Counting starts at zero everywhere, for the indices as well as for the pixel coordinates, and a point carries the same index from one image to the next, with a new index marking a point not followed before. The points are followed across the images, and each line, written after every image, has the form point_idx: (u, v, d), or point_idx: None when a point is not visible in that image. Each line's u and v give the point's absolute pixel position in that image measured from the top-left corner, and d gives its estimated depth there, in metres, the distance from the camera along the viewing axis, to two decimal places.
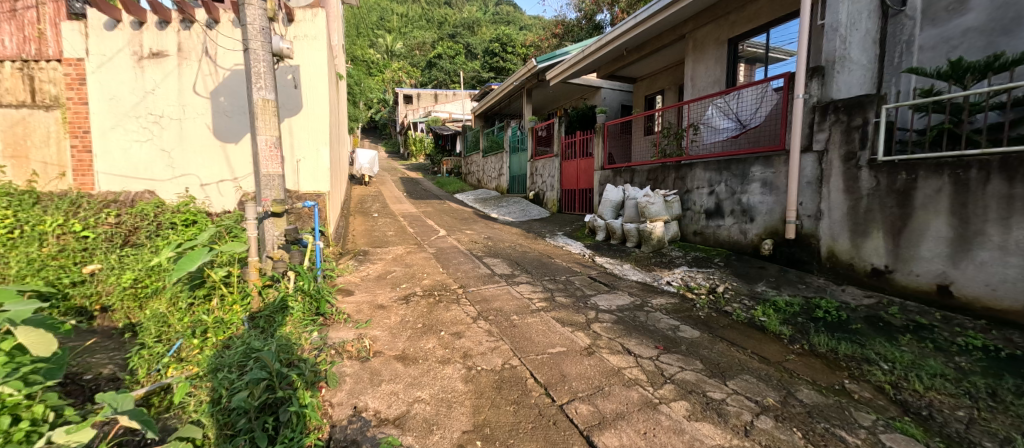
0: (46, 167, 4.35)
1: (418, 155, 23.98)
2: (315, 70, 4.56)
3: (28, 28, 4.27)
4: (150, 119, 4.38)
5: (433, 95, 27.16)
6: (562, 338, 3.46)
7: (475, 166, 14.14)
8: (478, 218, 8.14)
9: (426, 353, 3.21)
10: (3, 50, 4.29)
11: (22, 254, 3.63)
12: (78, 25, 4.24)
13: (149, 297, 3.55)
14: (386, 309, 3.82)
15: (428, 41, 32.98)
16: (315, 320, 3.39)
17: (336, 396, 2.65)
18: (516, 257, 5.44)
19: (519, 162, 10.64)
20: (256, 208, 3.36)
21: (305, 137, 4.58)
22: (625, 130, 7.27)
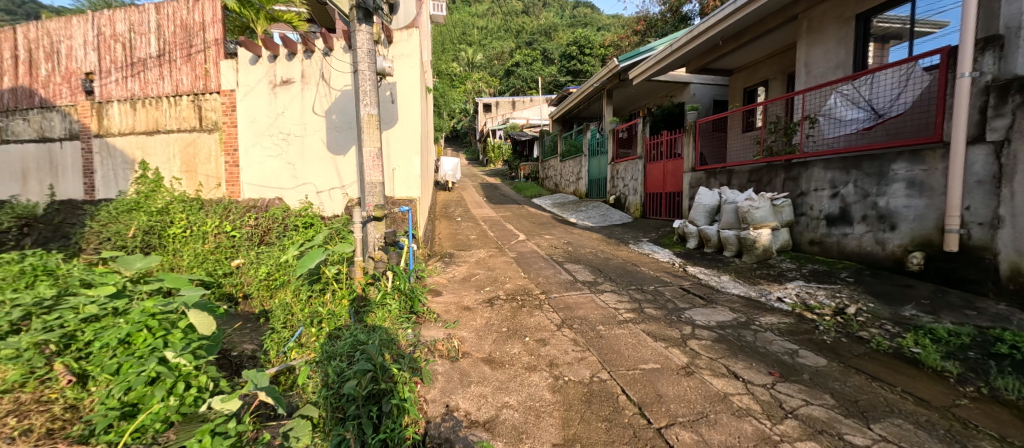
0: (209, 179, 5.34)
1: (497, 161, 24.54)
2: (409, 84, 4.86)
3: (199, 68, 5.31)
4: (280, 137, 5.10)
5: (511, 103, 27.37)
6: (656, 354, 3.22)
7: (552, 170, 13.99)
8: (557, 223, 8.01)
9: (511, 358, 3.22)
10: (181, 87, 5.37)
11: (192, 249, 4.53)
12: (231, 63, 5.14)
13: (279, 287, 4.11)
14: (473, 311, 3.91)
15: (506, 50, 33.88)
16: (409, 318, 3.62)
17: (430, 393, 2.80)
18: (599, 263, 5.22)
19: (598, 165, 10.30)
20: (361, 213, 3.72)
21: (400, 148, 4.92)
22: (721, 128, 6.62)
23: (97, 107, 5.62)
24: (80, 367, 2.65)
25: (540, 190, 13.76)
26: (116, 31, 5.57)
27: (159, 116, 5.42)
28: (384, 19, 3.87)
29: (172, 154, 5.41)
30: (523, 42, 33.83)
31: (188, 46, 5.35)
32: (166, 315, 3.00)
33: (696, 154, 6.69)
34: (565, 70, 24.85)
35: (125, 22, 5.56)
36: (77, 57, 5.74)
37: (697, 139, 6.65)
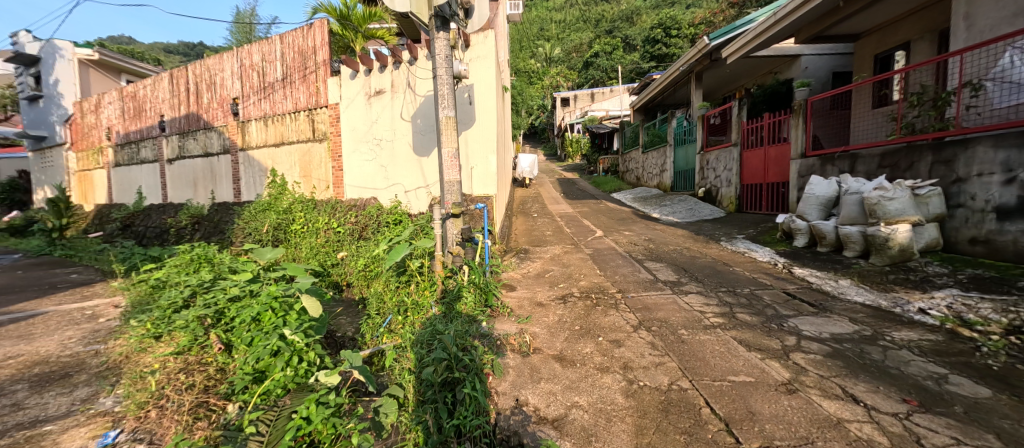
0: (321, 182, 6.12)
1: (576, 156, 23.27)
2: (485, 85, 5.00)
3: (312, 87, 6.12)
4: (375, 143, 5.63)
5: (590, 95, 26.04)
6: (749, 365, 2.82)
7: (633, 162, 13.09)
8: (638, 218, 7.54)
9: (583, 357, 3.10)
10: (299, 103, 6.25)
11: (307, 241, 5.30)
12: (336, 80, 5.84)
13: (373, 278, 4.53)
14: (545, 307, 3.87)
15: (585, 41, 32.90)
16: (482, 312, 3.72)
17: (500, 385, 2.82)
18: (683, 262, 4.78)
19: (684, 155, 9.51)
20: (440, 210, 3.91)
21: (477, 148, 5.08)
22: (841, 105, 5.59)
23: (240, 125, 6.93)
24: (225, 336, 3.19)
25: (620, 183, 12.98)
26: (253, 62, 6.74)
27: (283, 130, 6.41)
28: (458, 24, 4.00)
29: (293, 162, 6.36)
30: (602, 31, 32.51)
31: (303, 68, 6.19)
32: (288, 297, 3.40)
33: (807, 137, 5.72)
34: (648, 55, 23.34)
35: (259, 53, 6.70)
36: (227, 86, 7.15)
37: (809, 119, 5.66)
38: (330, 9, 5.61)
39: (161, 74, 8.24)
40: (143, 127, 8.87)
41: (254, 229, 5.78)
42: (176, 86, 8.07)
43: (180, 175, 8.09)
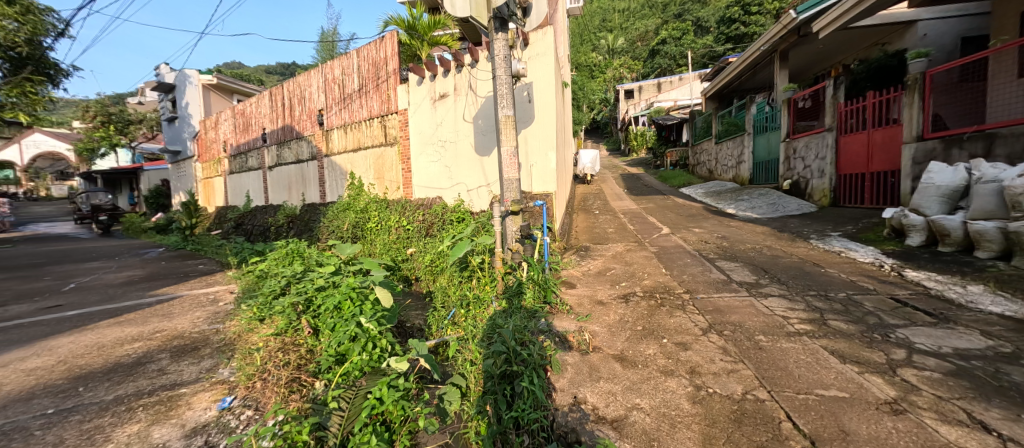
0: (392, 184, 6.57)
1: (640, 150, 21.71)
2: (544, 83, 4.96)
3: (384, 95, 6.56)
4: (440, 145, 5.87)
5: (656, 85, 24.77)
6: (843, 380, 2.41)
7: (704, 154, 12.10)
8: (711, 215, 6.93)
9: (646, 359, 2.87)
10: (374, 111, 6.74)
11: (382, 238, 5.67)
12: (405, 87, 6.20)
13: (438, 273, 4.66)
14: (606, 306, 3.70)
15: (652, 28, 31.14)
16: (542, 307, 3.66)
17: (558, 382, 2.71)
18: (763, 262, 4.30)
19: (765, 143, 8.63)
20: (498, 207, 3.89)
21: (537, 144, 5.05)
22: (974, 76, 4.66)
23: (325, 133, 7.75)
24: (314, 320, 3.32)
25: (689, 177, 12.02)
26: (335, 75, 7.47)
27: (361, 136, 7.00)
28: (518, 23, 3.97)
29: (369, 165, 6.93)
30: (671, 15, 30.48)
31: (377, 78, 6.65)
32: (363, 288, 3.49)
33: (925, 116, 4.95)
34: (725, 36, 21.41)
35: (340, 68, 7.39)
36: (314, 99, 8.02)
37: (926, 95, 4.91)
38: (399, 21, 5.96)
39: (263, 92, 9.43)
40: (250, 139, 10.20)
41: (336, 227, 6.50)
42: (274, 102, 9.18)
43: (278, 179, 9.21)
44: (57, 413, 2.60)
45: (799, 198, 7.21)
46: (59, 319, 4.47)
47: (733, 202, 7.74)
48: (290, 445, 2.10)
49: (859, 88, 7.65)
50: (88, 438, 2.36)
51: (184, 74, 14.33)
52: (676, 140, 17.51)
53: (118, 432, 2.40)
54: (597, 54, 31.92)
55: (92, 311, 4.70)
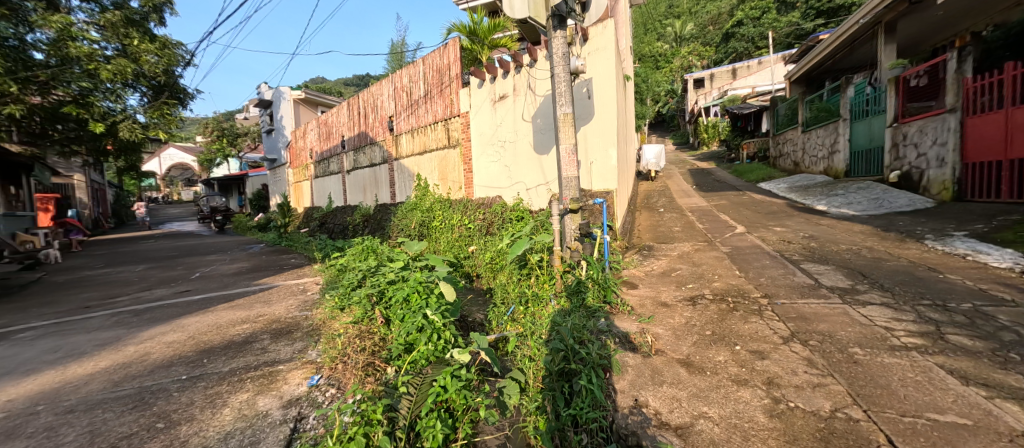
0: (455, 184, 6.79)
1: (712, 142, 20.43)
2: (605, 78, 4.79)
3: (447, 99, 6.75)
4: (500, 145, 5.91)
5: (731, 71, 23.01)
6: (962, 405, 2.05)
7: (787, 145, 11.13)
8: (796, 212, 6.34)
9: (715, 366, 2.64)
10: (438, 115, 6.96)
11: (445, 236, 5.82)
12: (466, 91, 6.34)
13: (499, 270, 4.64)
14: (670, 308, 3.48)
15: (726, 10, 29.04)
16: (602, 307, 3.49)
17: (619, 383, 2.58)
18: (860, 266, 3.83)
19: (866, 130, 7.76)
20: (556, 206, 3.81)
21: (597, 141, 4.90)
22: None
23: (394, 138, 8.16)
24: (386, 311, 3.43)
25: (771, 170, 11.11)
26: (404, 83, 7.84)
27: (426, 140, 7.29)
28: (577, 19, 3.83)
29: (434, 167, 7.20)
30: None
31: (441, 83, 6.87)
32: (429, 283, 3.46)
33: None
34: (813, 12, 19.38)
35: (408, 76, 7.74)
36: (385, 106, 8.49)
37: None
38: (461, 27, 6.08)
39: (342, 103, 10.18)
40: (331, 146, 11.05)
41: (404, 226, 6.79)
42: (351, 111, 9.87)
43: (355, 181, 9.86)
44: (186, 379, 2.92)
45: (910, 192, 6.41)
46: (190, 302, 5.07)
47: (825, 196, 7.03)
48: (366, 423, 2.11)
49: (995, 57, 6.60)
50: (210, 402, 2.62)
51: (278, 91, 15.89)
52: (754, 130, 16.23)
53: (230, 398, 2.64)
54: (662, 43, 30.71)
55: (213, 296, 5.28)
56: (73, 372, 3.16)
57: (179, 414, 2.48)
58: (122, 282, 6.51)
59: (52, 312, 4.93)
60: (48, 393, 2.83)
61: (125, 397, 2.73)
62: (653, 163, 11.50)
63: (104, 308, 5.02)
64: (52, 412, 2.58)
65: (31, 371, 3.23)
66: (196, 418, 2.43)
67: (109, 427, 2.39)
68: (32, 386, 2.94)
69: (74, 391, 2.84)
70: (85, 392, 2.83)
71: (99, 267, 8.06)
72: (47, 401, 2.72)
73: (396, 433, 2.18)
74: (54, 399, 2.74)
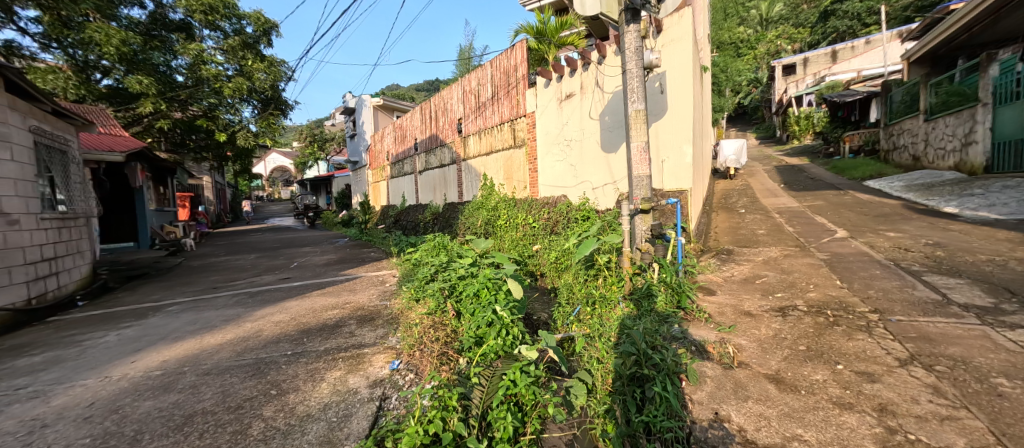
0: (519, 183, 6.83)
1: (805, 136, 18.04)
2: (680, 71, 4.53)
3: (513, 100, 6.79)
4: (566, 144, 5.82)
5: (830, 54, 20.68)
6: None
7: (905, 136, 9.78)
8: (914, 214, 5.55)
9: (811, 385, 2.37)
10: (505, 115, 7.04)
11: (509, 234, 5.84)
12: (533, 91, 6.34)
13: (563, 270, 4.53)
14: (755, 318, 3.18)
15: None
16: (675, 313, 3.28)
17: (695, 394, 2.41)
18: (1003, 281, 3.25)
19: (1016, 116, 6.60)
20: (627, 206, 3.68)
21: (670, 139, 4.65)
22: None
23: (462, 140, 8.40)
24: (457, 304, 3.44)
25: (879, 166, 9.85)
26: (472, 87, 8.02)
27: (492, 141, 7.40)
28: (652, 11, 3.68)
29: (500, 167, 7.29)
30: None
31: (507, 85, 6.93)
32: (498, 279, 3.45)
33: None
34: None
35: (475, 79, 7.91)
36: (454, 109, 8.75)
37: None
38: (529, 29, 6.05)
39: (415, 107, 10.67)
40: (405, 148, 11.63)
41: (471, 224, 6.93)
42: (423, 115, 10.31)
43: (426, 181, 10.26)
44: (292, 354, 3.22)
45: None
46: (290, 287, 5.63)
47: (957, 197, 6.07)
48: (443, 408, 2.18)
49: None
50: (311, 375, 2.87)
51: (360, 100, 17.12)
52: (859, 120, 14.43)
53: (327, 374, 2.87)
54: (743, 28, 28.61)
55: (309, 283, 5.80)
56: (208, 341, 3.64)
57: (288, 384, 2.76)
58: (238, 268, 7.39)
59: (188, 291, 5.74)
60: (190, 357, 3.29)
61: (246, 365, 3.08)
62: (733, 159, 10.63)
63: (226, 289, 5.76)
64: (194, 373, 2.99)
65: (178, 338, 3.77)
66: (300, 389, 2.68)
67: (236, 389, 2.72)
68: (179, 351, 3.44)
69: (209, 357, 3.27)
70: (217, 358, 3.24)
71: (221, 255, 9.25)
72: (190, 363, 3.17)
73: (469, 421, 2.23)
74: (195, 363, 3.18)
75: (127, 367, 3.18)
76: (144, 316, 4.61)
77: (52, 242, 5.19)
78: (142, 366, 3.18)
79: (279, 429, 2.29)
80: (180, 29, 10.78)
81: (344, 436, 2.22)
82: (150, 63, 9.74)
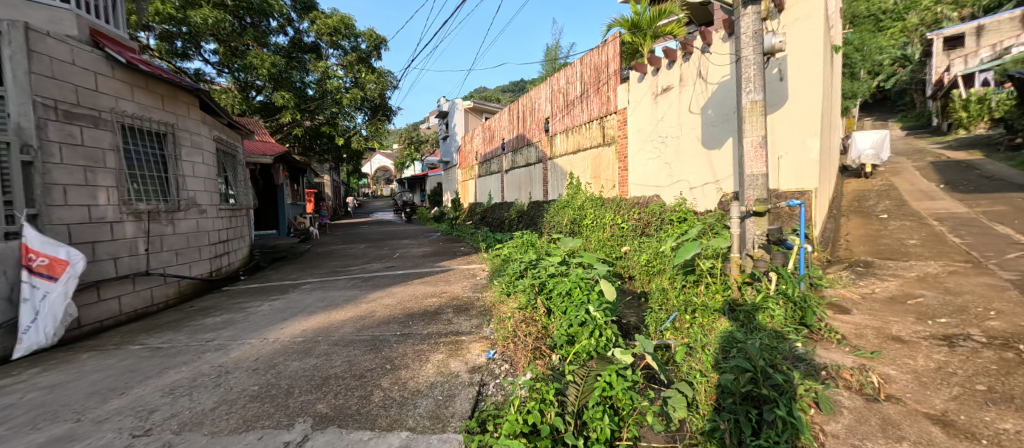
0: (608, 182, 6.61)
1: (978, 124, 14.72)
2: (806, 55, 4.03)
3: (604, 96, 6.60)
4: (660, 141, 5.51)
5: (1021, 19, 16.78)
6: None
7: None
8: None
9: (994, 435, 1.94)
10: (594, 112, 6.87)
11: (596, 235, 5.67)
12: (625, 87, 6.09)
13: (656, 274, 4.27)
14: (907, 344, 2.69)
15: None
16: (796, 330, 2.89)
17: (828, 425, 2.12)
18: None
19: None
20: (739, 208, 3.38)
21: (789, 131, 4.16)
22: None
23: (550, 139, 8.37)
24: (548, 301, 3.39)
25: None
26: (561, 85, 7.97)
27: (580, 139, 7.27)
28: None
29: (587, 166, 7.14)
30: None
31: (598, 82, 6.75)
32: (590, 279, 3.40)
33: None
34: None
35: (564, 77, 7.83)
36: (542, 109, 8.76)
37: None
38: (624, 21, 5.81)
39: (503, 109, 10.89)
40: (493, 148, 11.92)
41: (556, 223, 6.88)
42: (511, 115, 10.48)
43: (513, 180, 10.40)
44: (401, 335, 3.47)
45: None
46: (396, 275, 6.08)
47: None
48: (540, 401, 2.19)
49: None
50: (419, 355, 3.05)
51: (453, 103, 17.95)
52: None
53: (431, 356, 3.03)
54: None
55: (411, 273, 6.21)
56: (335, 316, 4.08)
57: (400, 361, 2.97)
58: (352, 256, 8.17)
59: (316, 273, 6.49)
60: (322, 329, 3.71)
61: (365, 341, 3.38)
62: (870, 154, 9.03)
63: (344, 273, 6.40)
64: (326, 342, 3.37)
65: (312, 312, 4.28)
66: (410, 366, 2.87)
67: (359, 361, 3.00)
68: (314, 323, 3.90)
69: (336, 330, 3.65)
70: (342, 332, 3.60)
71: (338, 244, 10.34)
72: (322, 334, 3.57)
73: (565, 417, 2.19)
74: (326, 334, 3.57)
75: (279, 332, 3.69)
76: (286, 291, 5.32)
77: (225, 228, 6.17)
78: (288, 332, 3.67)
79: (396, 400, 2.48)
80: (312, 50, 12.24)
81: (450, 414, 2.33)
82: (290, 81, 11.34)
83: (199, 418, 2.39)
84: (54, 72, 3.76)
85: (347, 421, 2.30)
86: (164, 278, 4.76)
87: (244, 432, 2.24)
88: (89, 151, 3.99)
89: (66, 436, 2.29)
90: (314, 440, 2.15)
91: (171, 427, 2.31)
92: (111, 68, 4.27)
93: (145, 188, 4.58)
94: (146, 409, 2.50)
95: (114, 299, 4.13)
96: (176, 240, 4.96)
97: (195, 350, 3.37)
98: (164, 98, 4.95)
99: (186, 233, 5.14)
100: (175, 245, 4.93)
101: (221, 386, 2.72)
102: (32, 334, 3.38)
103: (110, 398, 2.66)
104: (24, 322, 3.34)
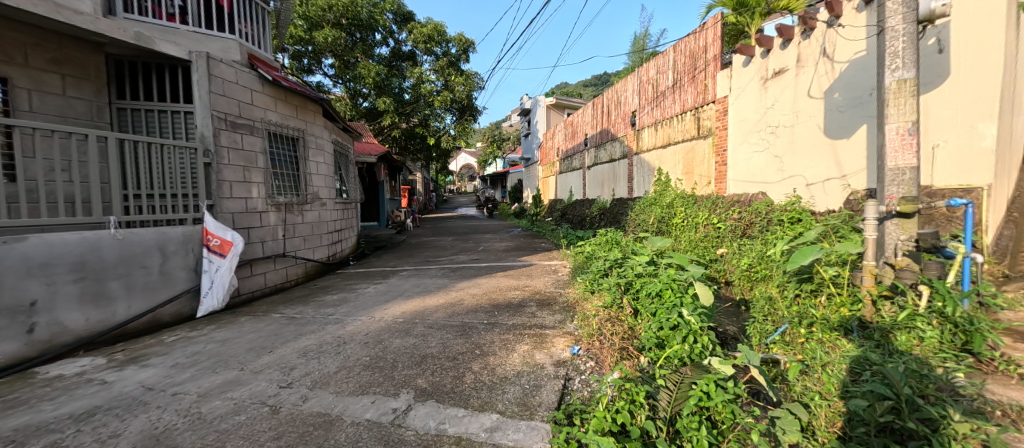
0: (702, 178, 6.14)
1: None
2: (978, 18, 3.33)
3: (700, 85, 6.13)
4: (769, 131, 4.96)
5: None
6: None
7: None
8: None
9: None
10: (687, 103, 6.41)
11: (688, 236, 5.28)
12: (726, 73, 5.58)
13: (759, 280, 3.86)
14: None
15: None
16: (955, 358, 2.40)
17: None
18: None
19: None
20: (878, 208, 2.91)
21: (950, 115, 3.49)
22: None
23: (636, 133, 8.00)
24: (635, 301, 3.20)
25: None
26: (649, 76, 7.56)
27: (671, 133, 6.83)
28: None
29: (678, 161, 6.69)
30: None
31: (694, 70, 6.26)
32: (683, 281, 3.16)
33: None
34: None
35: (654, 68, 7.40)
36: (628, 102, 8.40)
37: None
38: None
39: (586, 104, 10.64)
40: (575, 144, 11.73)
41: (643, 221, 6.55)
42: (595, 110, 10.19)
43: (595, 176, 10.14)
44: (488, 323, 3.54)
45: None
46: (481, 267, 6.25)
47: None
48: (629, 402, 2.10)
49: None
50: (505, 344, 3.08)
51: (535, 101, 18.04)
52: None
53: (517, 346, 3.04)
54: None
55: (494, 265, 6.34)
56: (428, 302, 4.29)
57: (489, 347, 3.02)
58: (440, 248, 8.58)
59: (410, 261, 6.91)
60: (418, 312, 3.92)
61: (456, 326, 3.50)
62: None
63: (434, 263, 6.73)
64: (423, 324, 3.55)
65: (409, 296, 4.56)
66: (498, 353, 2.91)
67: (452, 343, 3.11)
68: (411, 306, 4.14)
69: (430, 314, 3.84)
70: (436, 316, 3.78)
71: (428, 236, 10.93)
72: (419, 317, 3.77)
73: (657, 422, 2.05)
74: (422, 317, 3.76)
75: (383, 312, 3.98)
76: (385, 277, 5.74)
77: (339, 219, 6.81)
78: (390, 313, 3.94)
79: (486, 383, 2.52)
80: (410, 57, 12.93)
81: (537, 403, 2.31)
82: (390, 87, 12.21)
83: (326, 378, 2.65)
84: (225, 92, 4.38)
85: (444, 396, 2.40)
86: (296, 260, 5.39)
87: (360, 395, 2.44)
88: (247, 155, 4.63)
89: (234, 381, 2.67)
90: (417, 410, 2.28)
91: (306, 383, 2.59)
92: (261, 85, 4.88)
93: (283, 184, 5.22)
94: (288, 366, 2.83)
95: (261, 274, 4.75)
96: (305, 228, 5.58)
97: (320, 321, 3.76)
98: (298, 109, 5.58)
99: (311, 222, 5.77)
100: (303, 232, 5.55)
101: (341, 354, 2.99)
102: (209, 299, 3.99)
103: (263, 354, 3.05)
104: (204, 287, 3.96)
